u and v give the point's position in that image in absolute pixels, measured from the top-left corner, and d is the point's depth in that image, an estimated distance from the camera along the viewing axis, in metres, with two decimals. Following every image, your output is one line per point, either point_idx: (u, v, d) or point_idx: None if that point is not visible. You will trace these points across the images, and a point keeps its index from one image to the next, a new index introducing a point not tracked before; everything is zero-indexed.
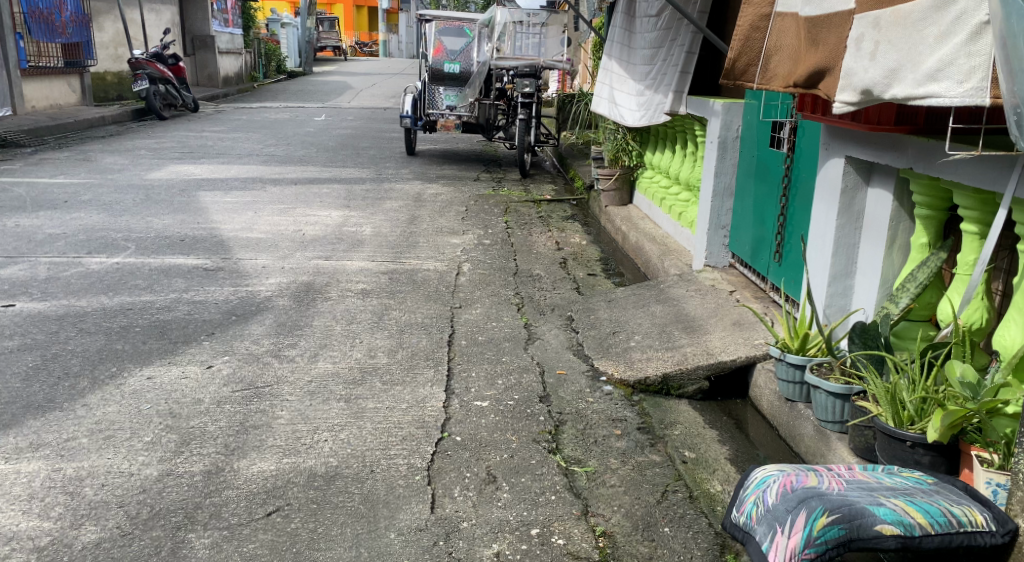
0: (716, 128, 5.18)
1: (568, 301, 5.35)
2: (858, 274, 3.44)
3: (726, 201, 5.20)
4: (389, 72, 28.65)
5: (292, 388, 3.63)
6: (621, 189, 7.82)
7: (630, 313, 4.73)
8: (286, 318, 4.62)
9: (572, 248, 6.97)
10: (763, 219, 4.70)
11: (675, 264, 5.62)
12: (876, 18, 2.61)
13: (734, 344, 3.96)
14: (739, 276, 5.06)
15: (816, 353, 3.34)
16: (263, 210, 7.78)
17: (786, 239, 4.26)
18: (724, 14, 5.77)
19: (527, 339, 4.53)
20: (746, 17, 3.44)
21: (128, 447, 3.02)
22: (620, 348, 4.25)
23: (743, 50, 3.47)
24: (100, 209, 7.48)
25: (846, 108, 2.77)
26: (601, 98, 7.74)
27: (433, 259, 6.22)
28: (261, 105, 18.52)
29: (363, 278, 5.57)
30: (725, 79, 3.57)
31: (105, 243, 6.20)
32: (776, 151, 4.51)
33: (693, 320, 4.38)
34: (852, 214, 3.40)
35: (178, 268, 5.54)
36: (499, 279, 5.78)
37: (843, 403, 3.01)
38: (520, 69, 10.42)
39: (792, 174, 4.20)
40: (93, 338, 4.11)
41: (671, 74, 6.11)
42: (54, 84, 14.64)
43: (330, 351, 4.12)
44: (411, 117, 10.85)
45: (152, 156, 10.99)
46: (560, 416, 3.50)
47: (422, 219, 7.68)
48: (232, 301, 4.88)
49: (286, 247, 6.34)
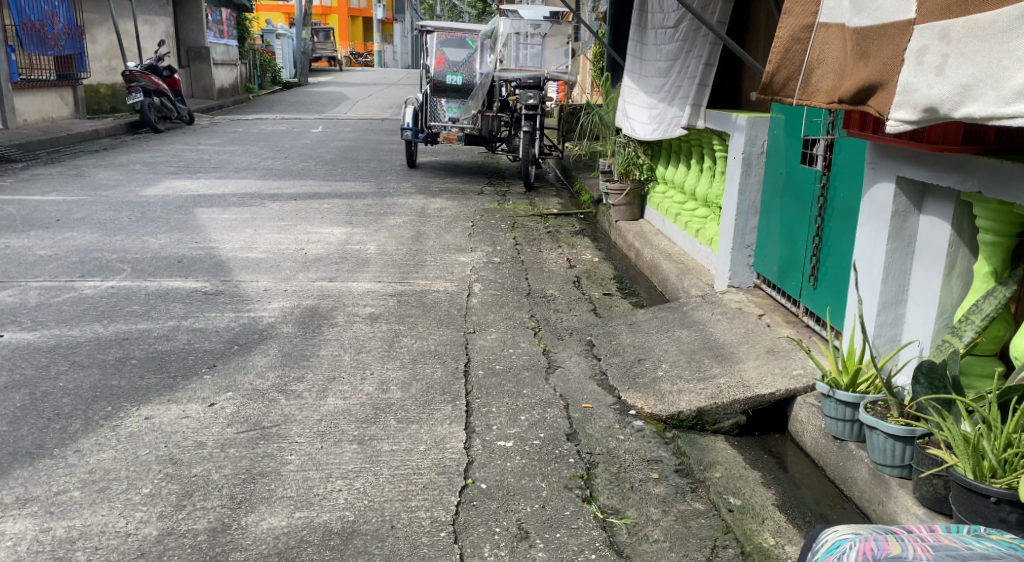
0: (740, 143, 4.94)
1: (586, 324, 5.10)
2: (910, 303, 3.21)
3: (750, 219, 4.96)
4: (386, 83, 28.50)
5: (302, 428, 3.38)
6: (632, 203, 7.61)
7: (655, 338, 4.49)
8: (291, 347, 4.36)
9: (584, 266, 6.73)
10: (792, 238, 4.47)
11: (696, 284, 5.39)
12: (944, 28, 2.28)
13: (771, 374, 3.72)
14: (766, 297, 4.83)
15: (868, 389, 3.10)
16: (262, 227, 7.53)
17: (822, 261, 4.02)
18: (745, 22, 5.53)
19: (547, 368, 4.28)
20: (785, 29, 3.01)
21: (125, 501, 2.76)
22: (648, 378, 3.98)
23: (781, 63, 3.03)
24: (93, 228, 7.22)
25: (902, 127, 2.43)
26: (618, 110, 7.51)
27: (442, 279, 5.98)
28: (257, 117, 18.28)
29: (370, 301, 5.32)
30: (761, 93, 3.11)
31: (99, 265, 5.94)
32: (808, 169, 4.28)
33: (723, 346, 4.15)
34: (903, 238, 3.18)
35: (176, 292, 5.29)
36: (511, 301, 5.53)
37: (903, 446, 2.77)
38: (524, 80, 9.90)
39: (828, 193, 3.98)
40: (87, 373, 3.85)
41: (687, 87, 5.87)
42: (46, 97, 14.36)
43: (340, 385, 3.86)
44: (412, 129, 10.59)
45: (147, 170, 10.73)
46: (590, 457, 3.25)
47: (427, 236, 7.43)
48: (234, 328, 4.62)
49: (288, 268, 6.09)
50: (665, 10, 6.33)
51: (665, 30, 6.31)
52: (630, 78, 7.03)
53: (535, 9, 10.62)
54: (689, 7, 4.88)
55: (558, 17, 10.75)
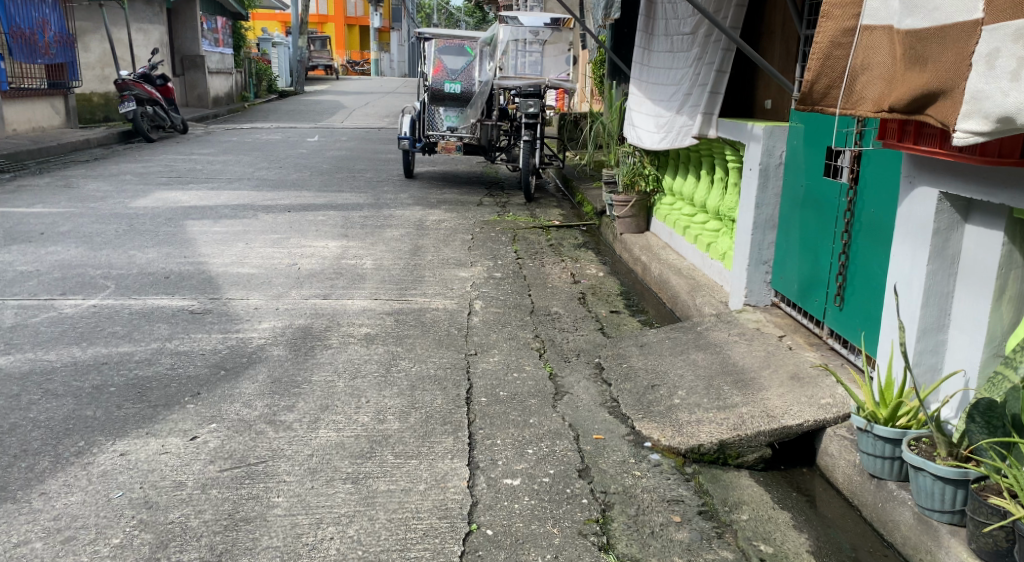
0: (757, 154, 4.70)
1: (594, 344, 4.84)
2: (953, 328, 2.95)
3: (767, 234, 4.73)
4: (382, 92, 28.29)
5: (291, 465, 3.10)
6: (638, 215, 7.37)
7: (669, 362, 4.23)
8: (281, 372, 4.09)
9: (589, 281, 6.48)
10: (815, 254, 4.22)
11: (708, 301, 5.13)
12: (1020, 29, 2.04)
13: (797, 403, 3.48)
14: (785, 316, 4.58)
15: (909, 423, 2.83)
16: (255, 241, 7.27)
17: (849, 280, 3.78)
18: (759, 28, 5.29)
19: (556, 394, 4.01)
20: (823, 33, 2.82)
21: (92, 554, 2.49)
22: (664, 407, 3.73)
23: (821, 71, 2.85)
24: (78, 242, 6.95)
25: (971, 139, 2.18)
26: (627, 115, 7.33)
27: (441, 295, 5.72)
28: (253, 126, 18.04)
29: (365, 320, 5.05)
30: (800, 103, 2.92)
31: (82, 282, 5.67)
32: (832, 181, 4.04)
33: (743, 373, 3.91)
34: (946, 258, 2.92)
35: (162, 311, 5.02)
36: (515, 320, 5.27)
37: (954, 489, 2.52)
38: (523, 88, 9.61)
39: (856, 207, 3.74)
40: (60, 403, 3.56)
41: (697, 95, 5.68)
42: (36, 106, 14.09)
43: (333, 414, 3.59)
44: (410, 138, 10.37)
45: (138, 181, 10.46)
46: (605, 497, 2.99)
47: (426, 250, 7.18)
48: (221, 352, 4.35)
49: (280, 284, 5.82)
50: (681, 16, 6.17)
51: (681, 36, 6.17)
52: (639, 84, 6.87)
53: (536, 16, 11.00)
54: (701, 9, 4.67)
55: (559, 24, 11.03)
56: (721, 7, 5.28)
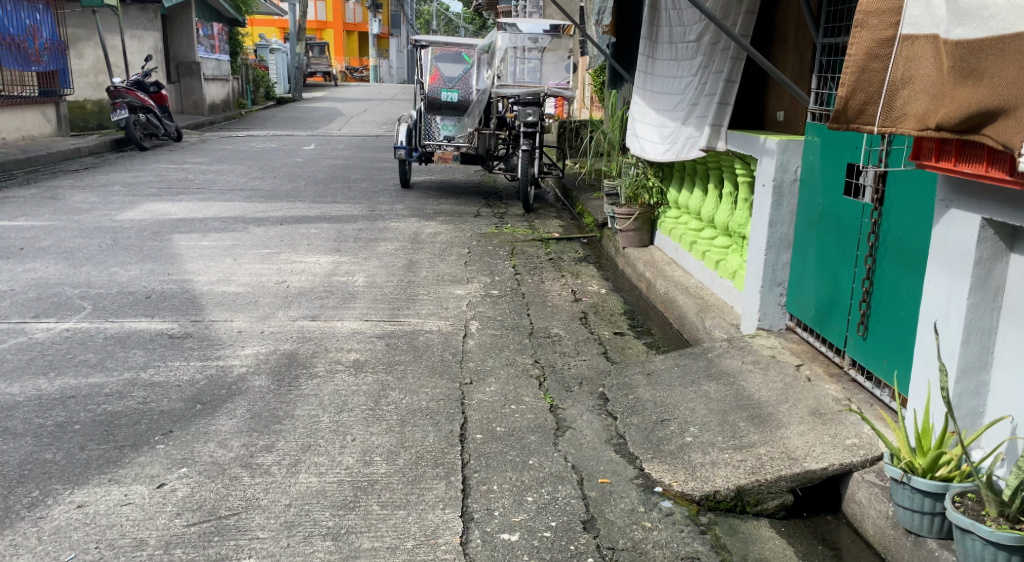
0: (770, 169, 4.41)
1: (598, 371, 4.57)
2: (997, 368, 2.68)
3: (781, 254, 4.45)
4: (379, 98, 27.97)
5: (266, 517, 2.82)
6: (641, 229, 7.10)
7: (679, 394, 3.95)
8: (261, 406, 3.80)
9: (591, 298, 6.20)
10: (834, 277, 3.94)
11: (719, 324, 4.85)
12: None
13: (820, 444, 3.20)
14: (801, 342, 4.30)
15: (949, 474, 2.55)
16: (243, 256, 6.98)
17: (874, 308, 3.49)
18: (769, 36, 5.02)
19: (557, 430, 3.72)
20: (858, 44, 2.77)
21: None
22: (674, 446, 3.46)
23: (857, 86, 2.78)
24: (58, 258, 6.66)
25: None
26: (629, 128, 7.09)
27: (435, 316, 5.43)
28: (248, 133, 17.77)
29: (355, 345, 4.76)
30: (833, 122, 2.85)
31: (57, 303, 5.38)
32: (854, 200, 3.76)
33: (760, 408, 3.63)
34: (989, 290, 2.64)
35: (139, 336, 4.74)
36: (513, 343, 4.98)
37: (1008, 555, 2.25)
38: (522, 97, 9.38)
39: (881, 230, 3.46)
40: (18, 444, 3.28)
41: (704, 106, 5.42)
42: (26, 114, 13.81)
43: (315, 456, 3.31)
44: (406, 148, 10.09)
45: (127, 192, 10.18)
46: (613, 555, 2.72)
47: (420, 265, 6.89)
48: (198, 383, 4.06)
49: (267, 305, 5.53)
50: (687, 23, 5.94)
51: (687, 44, 5.95)
52: (643, 93, 6.62)
53: (535, 23, 10.82)
54: (710, 14, 4.41)
55: (558, 31, 10.94)
56: (729, 13, 5.03)
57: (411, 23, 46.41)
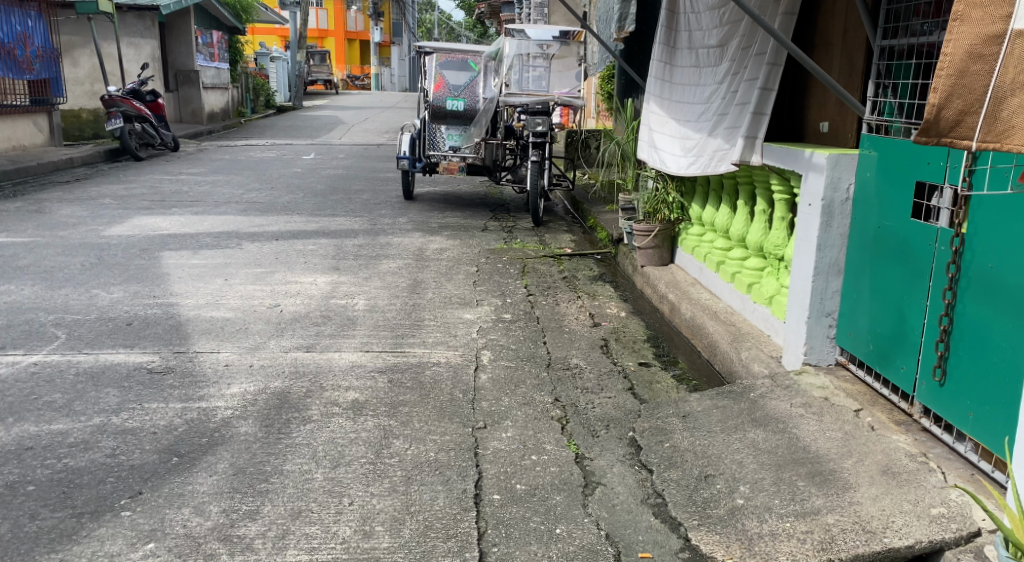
0: (819, 187, 3.92)
1: (625, 411, 4.07)
2: None
3: (831, 281, 3.97)
4: (382, 106, 27.47)
5: None
6: (661, 246, 6.63)
7: (722, 443, 3.47)
8: (246, 460, 3.33)
9: (611, 323, 5.72)
10: (898, 310, 3.47)
11: (757, 357, 4.38)
12: None
13: (899, 514, 2.77)
14: (854, 380, 3.83)
15: None
16: (235, 276, 6.52)
17: (954, 351, 3.02)
18: (811, 39, 4.57)
19: (585, 488, 3.24)
20: (957, 42, 2.30)
21: None
22: (724, 510, 2.99)
23: (954, 91, 2.31)
24: (36, 280, 6.21)
25: None
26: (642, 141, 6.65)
27: (443, 345, 4.96)
28: (247, 143, 17.32)
29: (354, 382, 4.27)
30: (922, 134, 2.39)
31: (28, 331, 4.92)
32: (924, 223, 3.29)
33: (820, 464, 3.16)
34: None
35: (115, 371, 4.27)
36: (530, 377, 4.50)
37: None
38: (530, 105, 8.96)
39: (963, 260, 2.98)
40: None
41: (735, 115, 4.95)
42: (17, 124, 13.40)
43: (307, 526, 2.87)
44: (409, 158, 9.63)
45: (117, 205, 9.73)
46: None
47: (425, 286, 6.42)
48: (176, 429, 3.59)
49: (258, 333, 5.06)
50: (714, 27, 5.49)
51: (712, 50, 5.54)
52: (661, 102, 6.17)
53: (545, 28, 10.51)
54: (750, 11, 3.94)
55: (567, 38, 10.53)
56: (765, 14, 4.58)
57: (413, 31, 46.01)
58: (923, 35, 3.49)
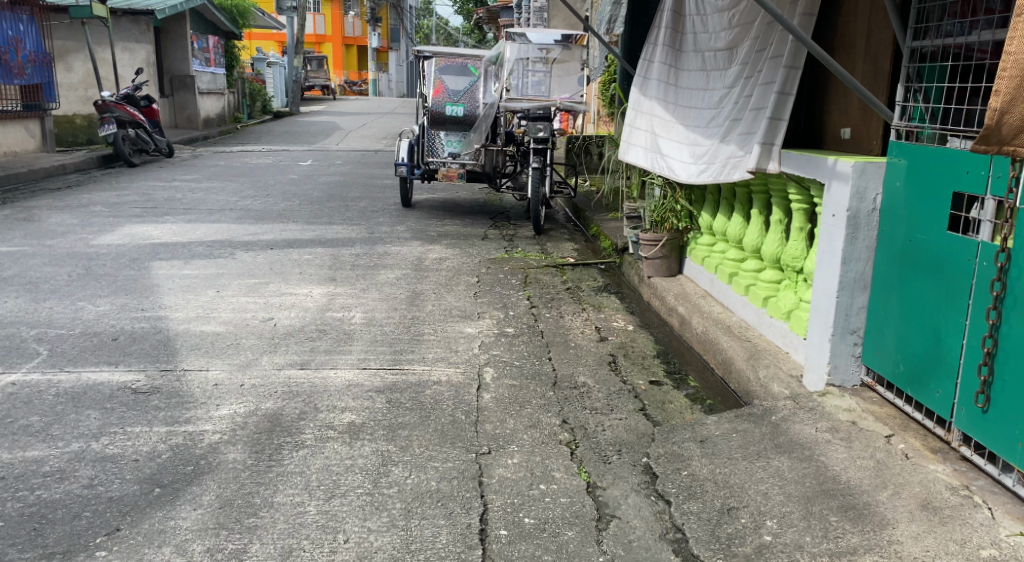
0: (844, 197, 3.70)
1: (638, 434, 3.84)
2: None
3: (857, 296, 3.75)
4: (380, 112, 27.24)
5: None
6: (669, 256, 6.42)
7: (745, 472, 3.24)
8: (232, 491, 3.09)
9: (619, 337, 5.48)
10: (929, 329, 3.25)
11: (776, 376, 4.16)
12: None
13: (945, 555, 2.58)
14: (882, 402, 3.61)
15: None
16: (228, 288, 6.28)
17: (999, 377, 2.82)
18: (831, 41, 4.37)
19: (598, 521, 3.01)
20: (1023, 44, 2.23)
21: None
22: (751, 548, 2.77)
23: (1017, 97, 2.23)
24: (20, 291, 5.97)
25: None
26: (630, 143, 6.42)
27: (443, 361, 4.73)
28: (243, 149, 17.08)
29: (350, 403, 4.03)
30: (981, 144, 2.31)
31: (8, 347, 4.68)
32: (961, 237, 3.08)
33: (852, 496, 2.94)
34: None
35: (97, 392, 4.03)
36: (535, 397, 4.26)
37: None
38: (531, 111, 8.75)
39: (1009, 279, 2.79)
40: None
41: (749, 120, 4.73)
42: (8, 129, 13.17)
43: None
44: (408, 164, 9.37)
45: (108, 212, 9.49)
46: None
47: (425, 298, 6.20)
48: (159, 457, 3.35)
49: (250, 349, 4.82)
50: (724, 29, 5.30)
51: (721, 52, 5.34)
52: (663, 106, 5.95)
53: (546, 32, 10.21)
54: (772, 10, 3.71)
55: (570, 42, 10.31)
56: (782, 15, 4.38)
57: (411, 37, 45.85)
58: (953, 36, 3.29)
